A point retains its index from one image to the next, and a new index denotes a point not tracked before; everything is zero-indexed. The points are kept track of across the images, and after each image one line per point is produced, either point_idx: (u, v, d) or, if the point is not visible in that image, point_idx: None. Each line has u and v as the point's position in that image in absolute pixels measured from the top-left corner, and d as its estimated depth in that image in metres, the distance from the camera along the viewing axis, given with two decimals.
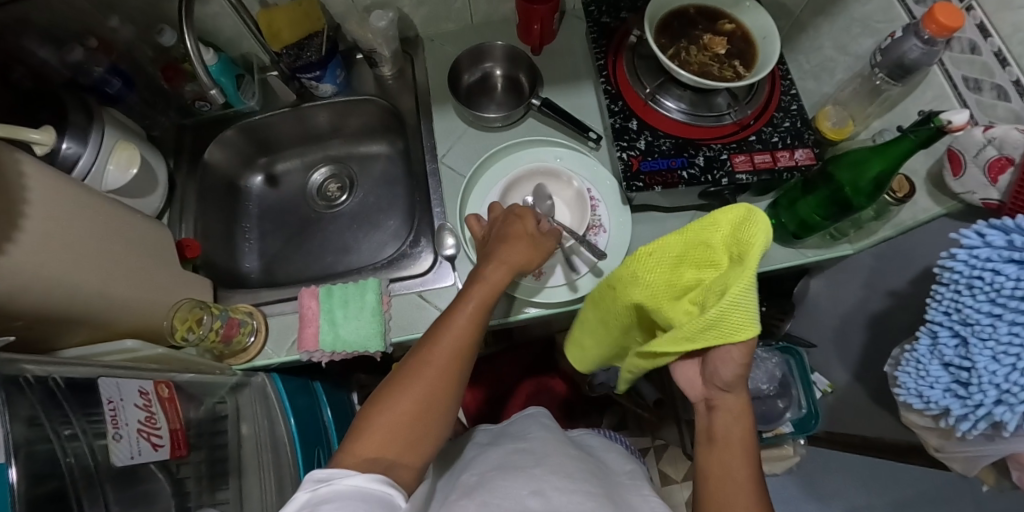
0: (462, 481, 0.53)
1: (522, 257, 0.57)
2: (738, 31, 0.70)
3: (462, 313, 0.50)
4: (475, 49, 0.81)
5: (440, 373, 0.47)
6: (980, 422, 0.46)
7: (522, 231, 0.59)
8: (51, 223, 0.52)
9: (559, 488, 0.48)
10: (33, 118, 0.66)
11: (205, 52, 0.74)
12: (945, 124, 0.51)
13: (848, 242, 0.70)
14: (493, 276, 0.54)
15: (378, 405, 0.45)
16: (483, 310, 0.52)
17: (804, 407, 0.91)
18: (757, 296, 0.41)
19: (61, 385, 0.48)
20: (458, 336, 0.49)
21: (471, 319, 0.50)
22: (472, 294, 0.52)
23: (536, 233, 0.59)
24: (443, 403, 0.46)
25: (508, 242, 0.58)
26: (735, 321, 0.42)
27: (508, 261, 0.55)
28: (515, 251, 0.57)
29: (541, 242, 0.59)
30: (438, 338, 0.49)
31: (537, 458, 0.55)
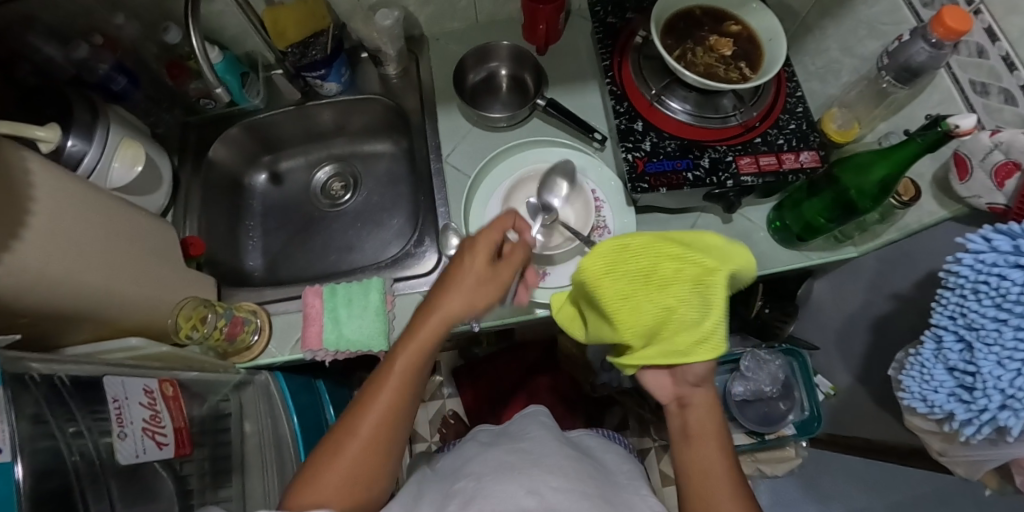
0: (459, 486, 0.52)
1: (467, 301, 0.48)
2: (744, 32, 0.70)
3: (388, 381, 0.47)
4: (480, 48, 0.81)
5: (364, 448, 0.46)
6: (983, 427, 0.46)
7: (469, 268, 0.49)
8: (56, 221, 0.52)
9: (554, 488, 0.48)
10: (38, 115, 0.66)
11: (210, 50, 0.74)
12: (951, 129, 0.52)
13: (853, 245, 0.72)
14: (429, 329, 0.48)
15: (306, 478, 0.46)
16: (415, 371, 0.48)
17: (807, 410, 0.89)
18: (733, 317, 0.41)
19: (66, 383, 0.48)
20: (387, 405, 0.47)
21: (399, 383, 0.47)
22: (401, 354, 0.48)
23: (486, 268, 0.49)
24: (374, 472, 0.47)
25: (449, 284, 0.49)
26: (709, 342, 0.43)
27: (446, 311, 0.48)
28: (458, 296, 0.48)
29: (496, 275, 0.50)
30: (364, 411, 0.47)
31: (534, 458, 0.55)
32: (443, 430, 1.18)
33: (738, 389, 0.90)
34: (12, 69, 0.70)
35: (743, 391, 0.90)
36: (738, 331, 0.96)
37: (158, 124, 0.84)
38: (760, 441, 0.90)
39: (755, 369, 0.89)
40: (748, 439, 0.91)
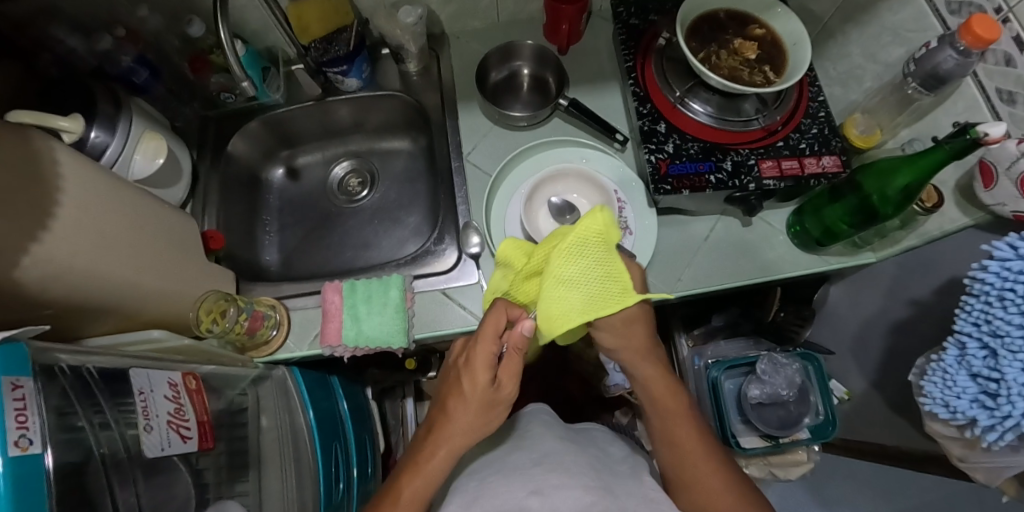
0: (464, 487, 0.55)
1: (471, 435, 0.49)
2: (768, 36, 0.70)
3: (402, 501, 0.49)
4: (503, 47, 0.81)
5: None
6: (1006, 433, 0.46)
7: (469, 389, 0.49)
8: (83, 213, 0.52)
9: (556, 485, 0.50)
10: (60, 105, 0.65)
11: (234, 44, 0.74)
12: (980, 137, 0.52)
13: (872, 251, 0.72)
14: (438, 460, 0.49)
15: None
16: (428, 489, 0.49)
17: (821, 414, 0.88)
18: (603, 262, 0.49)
19: (94, 375, 0.48)
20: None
21: (410, 503, 0.49)
22: (416, 475, 0.49)
23: (489, 390, 0.49)
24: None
25: (457, 415, 0.49)
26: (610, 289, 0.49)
27: (455, 442, 0.49)
28: (461, 420, 0.49)
29: (500, 393, 0.49)
30: None
31: (537, 457, 0.55)
32: None
33: (754, 392, 0.90)
34: (33, 60, 0.70)
35: (760, 394, 0.90)
36: (754, 333, 0.96)
37: (177, 117, 0.84)
38: (774, 445, 0.90)
39: (771, 372, 0.90)
40: (763, 441, 0.91)
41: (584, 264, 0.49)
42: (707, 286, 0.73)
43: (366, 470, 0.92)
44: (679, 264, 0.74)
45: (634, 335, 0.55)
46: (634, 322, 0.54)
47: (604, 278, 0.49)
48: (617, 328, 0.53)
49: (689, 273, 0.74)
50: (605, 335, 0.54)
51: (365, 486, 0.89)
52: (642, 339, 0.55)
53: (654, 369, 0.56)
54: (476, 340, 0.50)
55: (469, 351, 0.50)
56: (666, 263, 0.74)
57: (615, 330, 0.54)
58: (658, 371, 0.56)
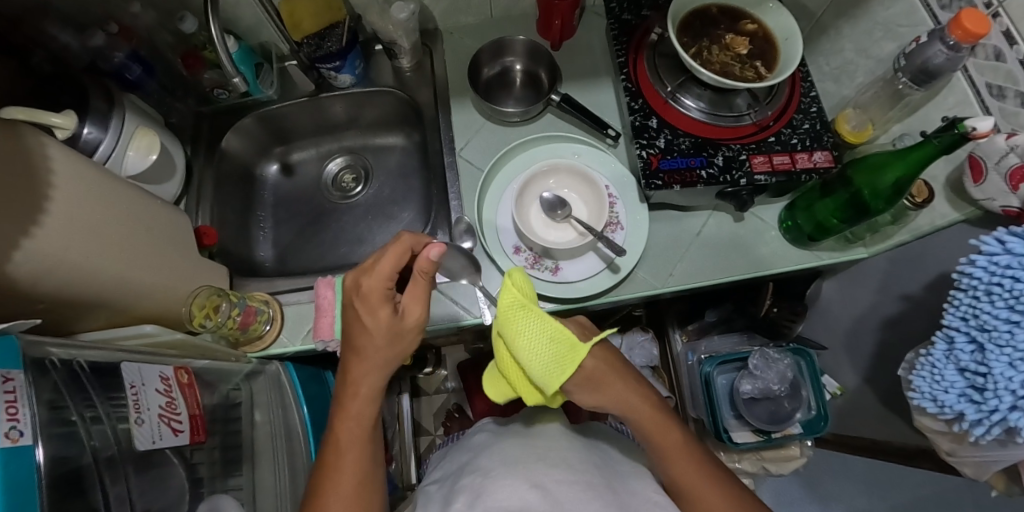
0: (466, 483, 0.55)
1: (386, 358, 0.50)
2: (760, 31, 0.70)
3: (342, 442, 0.50)
4: (495, 43, 0.81)
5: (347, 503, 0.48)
6: (993, 427, 0.47)
7: (371, 323, 0.49)
8: (74, 207, 0.52)
9: (557, 480, 0.51)
10: (52, 101, 0.65)
11: (226, 40, 0.74)
12: (968, 132, 0.52)
13: (863, 246, 0.73)
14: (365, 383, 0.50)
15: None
16: (366, 425, 0.51)
17: (814, 409, 0.89)
18: (540, 327, 0.50)
19: (85, 369, 0.48)
20: (350, 461, 0.49)
21: (354, 442, 0.50)
22: (348, 415, 0.50)
23: (393, 319, 0.49)
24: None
25: (365, 347, 0.49)
26: (560, 345, 0.50)
27: (378, 367, 0.50)
28: (377, 350, 0.49)
29: (407, 323, 0.50)
30: (334, 458, 0.50)
31: (540, 451, 0.56)
32: (448, 424, 1.20)
33: (745, 387, 0.91)
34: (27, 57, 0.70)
35: (751, 389, 0.90)
36: (746, 329, 0.97)
37: (171, 113, 0.84)
38: (766, 440, 0.90)
39: (763, 367, 0.89)
40: (754, 436, 0.91)
41: (531, 327, 0.50)
42: (698, 282, 0.73)
43: None
44: (670, 260, 0.74)
45: (598, 382, 0.52)
46: (602, 380, 0.52)
47: (552, 336, 0.50)
48: (579, 384, 0.52)
49: (680, 269, 0.74)
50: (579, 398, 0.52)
51: None
52: (615, 384, 0.53)
53: (632, 396, 0.54)
54: (366, 278, 0.49)
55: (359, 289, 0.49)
56: (658, 258, 0.75)
57: (587, 387, 0.52)
58: (646, 403, 0.55)
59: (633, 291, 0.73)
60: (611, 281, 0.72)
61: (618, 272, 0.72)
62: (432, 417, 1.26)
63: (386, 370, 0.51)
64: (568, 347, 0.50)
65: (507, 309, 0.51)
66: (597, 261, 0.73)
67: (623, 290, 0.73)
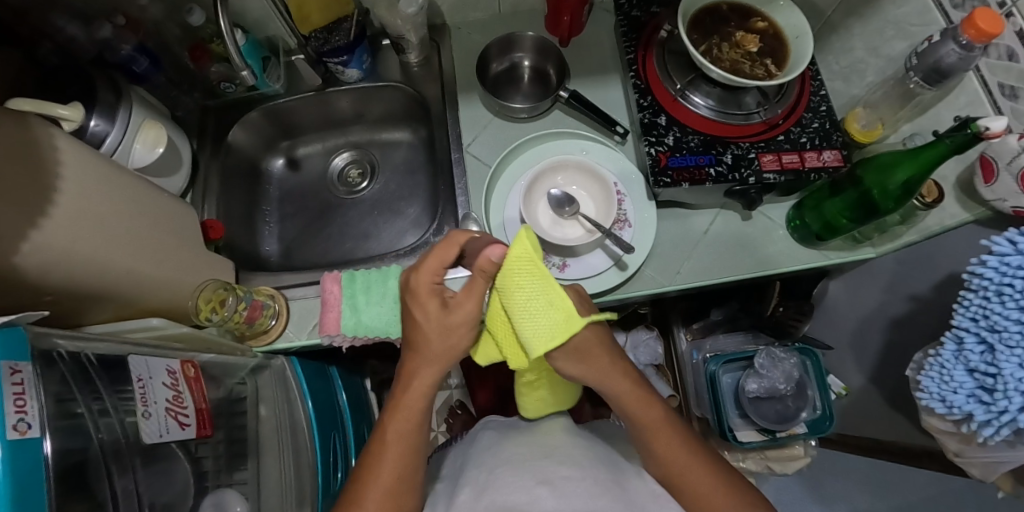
0: (471, 478, 0.55)
1: (442, 353, 0.49)
2: (770, 29, 0.69)
3: (394, 442, 0.50)
4: (504, 38, 0.80)
5: (385, 496, 0.49)
6: (1002, 428, 0.47)
7: (424, 317, 0.49)
8: (81, 199, 0.52)
9: (565, 476, 0.51)
10: (59, 93, 0.65)
11: (233, 33, 0.74)
12: (980, 132, 0.51)
13: (871, 246, 0.72)
14: (421, 380, 0.50)
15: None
16: (419, 425, 0.51)
17: (819, 409, 0.88)
18: (542, 289, 0.44)
19: (93, 361, 0.48)
20: (398, 460, 0.50)
21: (405, 441, 0.50)
22: (404, 416, 0.50)
23: (443, 314, 0.48)
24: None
25: (418, 340, 0.50)
26: (557, 313, 0.45)
27: (433, 362, 0.50)
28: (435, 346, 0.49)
29: (457, 316, 0.48)
30: (379, 456, 0.50)
31: (546, 448, 0.56)
32: (451, 421, 1.21)
33: (751, 386, 0.91)
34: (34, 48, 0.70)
35: (756, 388, 0.90)
36: (751, 327, 0.97)
37: (177, 107, 0.84)
38: (772, 440, 0.90)
39: (769, 367, 0.89)
40: (759, 435, 0.91)
41: (533, 289, 0.44)
42: (707, 279, 0.73)
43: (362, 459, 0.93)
44: (677, 258, 0.74)
45: (588, 355, 0.50)
46: (588, 352, 0.50)
47: (553, 304, 0.44)
48: (567, 357, 0.49)
49: (688, 267, 0.74)
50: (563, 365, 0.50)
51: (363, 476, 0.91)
52: (601, 359, 0.51)
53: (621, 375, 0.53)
54: (415, 273, 0.49)
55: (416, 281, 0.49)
56: (666, 255, 0.74)
57: (574, 358, 0.49)
58: (634, 382, 0.54)
59: (640, 289, 0.73)
60: (618, 278, 0.71)
61: (626, 269, 0.72)
62: (435, 414, 1.26)
63: (444, 366, 0.50)
64: (562, 315, 0.45)
65: (513, 265, 0.44)
66: (605, 258, 0.73)
67: (630, 288, 0.73)
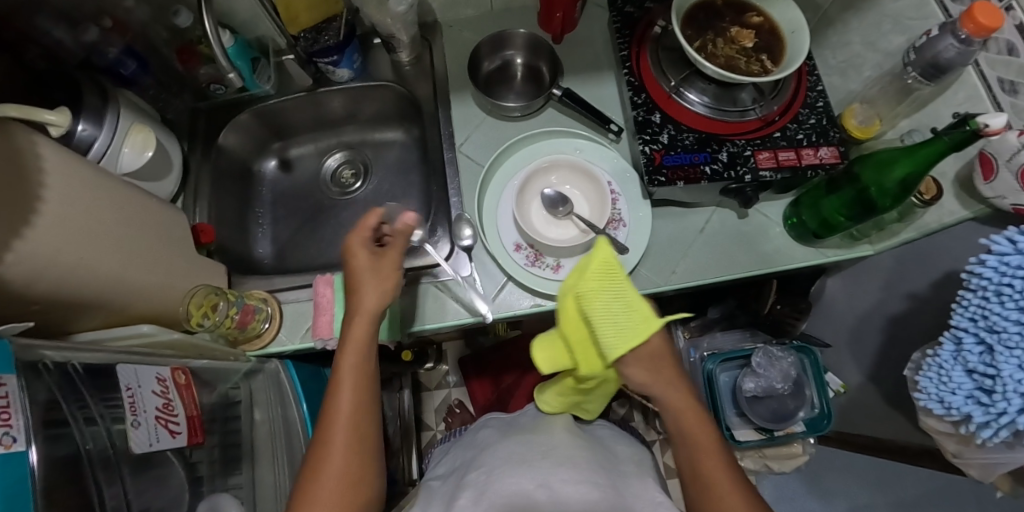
0: (470, 479, 0.55)
1: (378, 297, 0.55)
2: (766, 24, 0.68)
3: (341, 403, 0.52)
4: (495, 36, 0.79)
5: (346, 453, 0.50)
6: (1001, 430, 0.46)
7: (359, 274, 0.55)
8: (66, 207, 0.51)
9: (564, 480, 0.51)
10: (46, 98, 0.64)
11: (221, 35, 0.73)
12: (980, 129, 0.50)
13: (869, 243, 0.70)
14: (360, 334, 0.54)
15: (307, 498, 0.49)
16: (364, 383, 0.53)
17: (817, 408, 0.88)
18: (621, 291, 0.49)
19: (80, 371, 0.47)
20: (350, 417, 0.52)
21: (352, 400, 0.52)
22: (346, 377, 0.53)
23: (374, 265, 0.56)
24: (367, 461, 0.52)
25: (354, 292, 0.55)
26: (635, 315, 0.49)
27: (369, 312, 0.54)
28: (364, 299, 0.54)
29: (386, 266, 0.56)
30: (332, 412, 0.52)
31: (544, 448, 0.56)
32: (449, 419, 1.22)
33: (749, 386, 0.90)
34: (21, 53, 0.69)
35: (754, 387, 0.90)
36: (749, 326, 0.96)
37: (167, 109, 0.83)
38: (769, 438, 0.91)
39: (766, 366, 0.89)
40: (757, 434, 0.91)
41: (614, 290, 0.49)
42: (702, 279, 0.72)
43: None
44: (673, 257, 0.73)
45: (659, 369, 0.52)
46: (655, 361, 0.51)
47: (632, 307, 0.49)
48: (642, 365, 0.51)
49: (684, 265, 0.73)
50: (630, 371, 0.51)
51: None
52: (667, 371, 0.52)
53: (680, 394, 0.53)
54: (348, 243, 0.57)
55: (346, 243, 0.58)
56: (661, 255, 0.74)
57: (641, 364, 0.51)
58: (689, 395, 0.53)
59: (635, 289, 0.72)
60: None
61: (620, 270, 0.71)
62: (433, 413, 1.26)
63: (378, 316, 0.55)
64: (643, 320, 0.49)
65: (591, 270, 0.50)
66: None
67: None
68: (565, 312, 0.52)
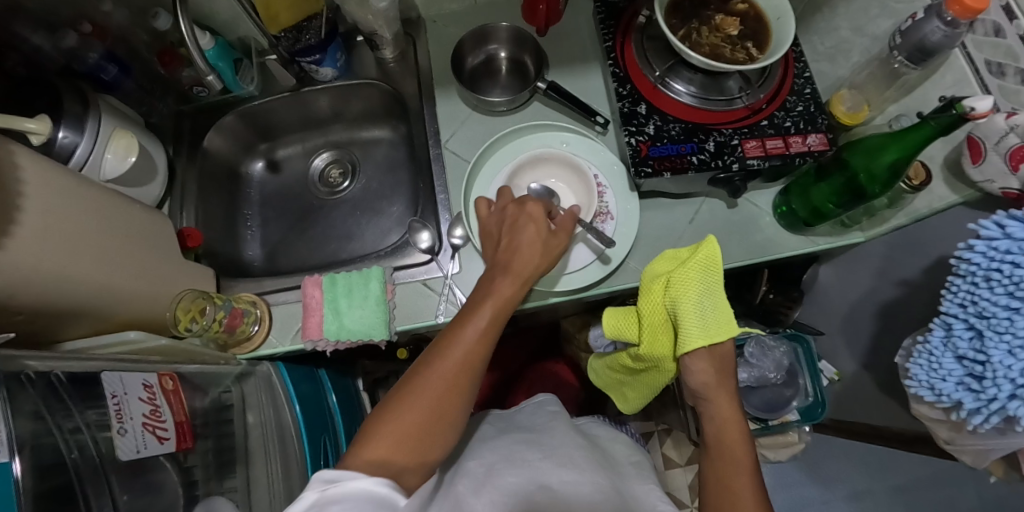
0: (468, 470, 0.54)
1: (535, 263, 0.59)
2: (751, 11, 0.67)
3: (465, 344, 0.50)
4: (478, 31, 0.78)
5: (443, 390, 0.48)
6: (992, 416, 0.46)
7: (529, 235, 0.60)
8: (46, 216, 0.51)
9: (566, 481, 0.52)
10: (26, 105, 0.64)
11: (200, 36, 0.72)
12: (965, 112, 0.49)
13: (860, 230, 0.70)
14: (507, 290, 0.55)
15: (393, 410, 0.46)
16: (490, 337, 0.52)
17: (811, 396, 0.89)
18: (712, 290, 0.53)
19: (63, 380, 0.47)
20: (465, 356, 0.50)
21: (472, 352, 0.50)
22: (477, 328, 0.51)
23: (547, 237, 0.61)
24: (450, 416, 0.48)
25: (521, 250, 0.59)
26: (719, 317, 0.53)
27: (521, 275, 0.57)
28: (520, 260, 0.58)
29: (555, 238, 0.61)
30: (450, 347, 0.50)
31: (546, 448, 0.57)
32: None
33: (743, 376, 0.88)
34: None
35: (747, 378, 0.88)
36: (744, 316, 0.94)
37: (152, 113, 0.82)
38: (763, 427, 0.92)
39: (759, 356, 0.88)
40: (752, 424, 0.91)
41: (706, 286, 0.53)
42: None
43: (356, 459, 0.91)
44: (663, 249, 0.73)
45: (722, 375, 0.54)
46: (721, 368, 0.54)
47: (718, 308, 0.53)
48: (709, 362, 0.54)
49: None
50: (696, 366, 0.54)
51: None
52: (727, 380, 0.54)
53: (729, 408, 0.54)
54: (529, 205, 0.63)
55: (522, 210, 0.62)
56: (650, 247, 0.73)
57: (709, 361, 0.54)
58: (737, 410, 0.54)
59: (624, 282, 0.71)
60: (599, 272, 0.70)
61: (609, 263, 0.71)
62: None
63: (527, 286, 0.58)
64: (723, 324, 0.53)
65: (693, 263, 0.53)
66: (588, 252, 0.71)
67: (614, 281, 0.72)
68: (651, 296, 0.56)
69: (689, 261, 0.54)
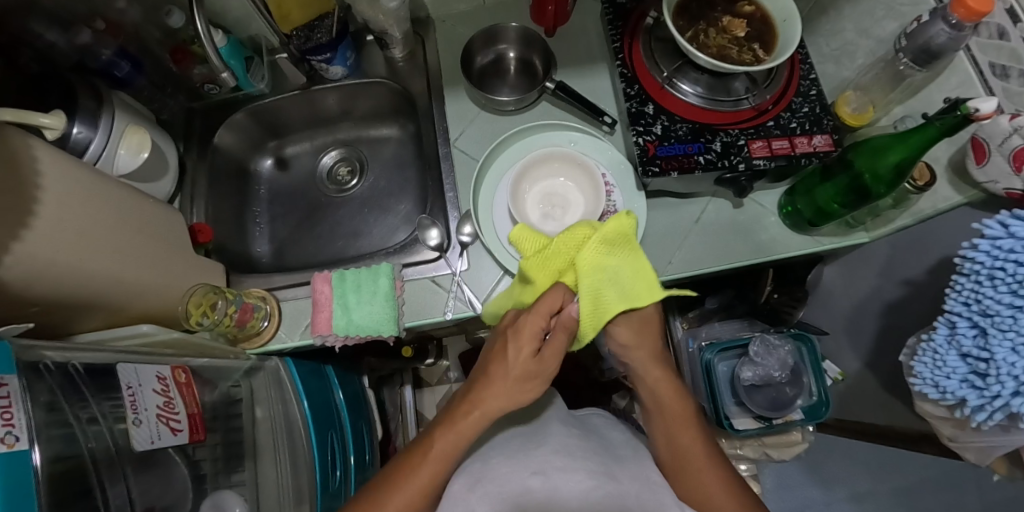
0: (467, 466, 0.54)
1: (509, 398, 0.48)
2: (757, 13, 0.68)
3: (420, 474, 0.49)
4: (487, 30, 0.79)
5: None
6: (995, 413, 0.46)
7: (513, 356, 0.49)
8: (64, 209, 0.51)
9: (559, 467, 0.50)
10: (39, 101, 0.64)
11: (213, 34, 0.74)
12: (971, 113, 0.50)
13: (864, 230, 0.71)
14: (473, 420, 0.49)
15: None
16: (449, 463, 0.50)
17: (815, 395, 0.91)
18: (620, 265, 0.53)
19: (80, 371, 0.48)
20: (418, 491, 0.49)
21: (417, 495, 0.49)
22: (430, 459, 0.50)
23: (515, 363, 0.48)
24: None
25: (496, 377, 0.49)
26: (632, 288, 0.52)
27: (496, 404, 0.49)
28: (497, 387, 0.49)
29: (541, 365, 0.49)
30: (407, 478, 0.50)
31: (539, 438, 0.55)
32: None
33: (746, 374, 0.92)
34: None
35: (751, 376, 0.91)
36: (746, 316, 0.97)
37: (162, 110, 0.83)
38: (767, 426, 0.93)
39: (764, 355, 0.90)
40: (755, 422, 0.93)
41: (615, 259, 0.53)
42: (696, 270, 0.72)
43: (364, 456, 0.92)
44: (669, 247, 0.74)
45: (644, 335, 0.55)
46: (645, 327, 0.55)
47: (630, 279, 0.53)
48: (630, 326, 0.54)
49: (679, 256, 0.73)
50: (618, 332, 0.54)
51: (363, 473, 0.90)
52: (652, 340, 0.56)
53: (660, 371, 0.56)
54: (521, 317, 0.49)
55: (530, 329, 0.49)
56: (655, 247, 0.74)
57: (628, 326, 0.54)
58: (667, 370, 0.56)
59: None
60: None
61: None
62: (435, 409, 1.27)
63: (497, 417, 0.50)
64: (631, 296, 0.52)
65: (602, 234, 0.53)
66: None
67: None
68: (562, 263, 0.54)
69: (596, 234, 0.53)
